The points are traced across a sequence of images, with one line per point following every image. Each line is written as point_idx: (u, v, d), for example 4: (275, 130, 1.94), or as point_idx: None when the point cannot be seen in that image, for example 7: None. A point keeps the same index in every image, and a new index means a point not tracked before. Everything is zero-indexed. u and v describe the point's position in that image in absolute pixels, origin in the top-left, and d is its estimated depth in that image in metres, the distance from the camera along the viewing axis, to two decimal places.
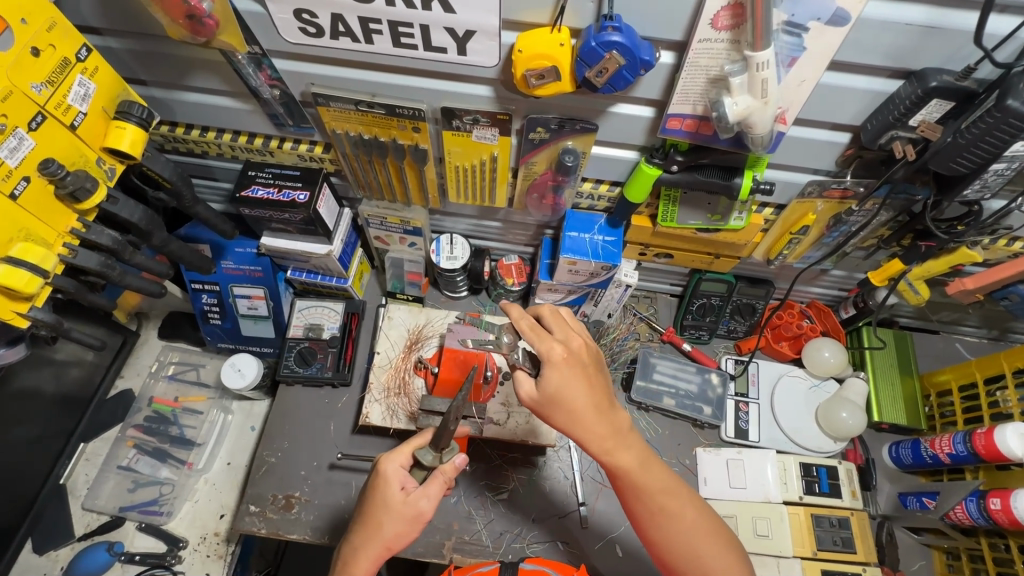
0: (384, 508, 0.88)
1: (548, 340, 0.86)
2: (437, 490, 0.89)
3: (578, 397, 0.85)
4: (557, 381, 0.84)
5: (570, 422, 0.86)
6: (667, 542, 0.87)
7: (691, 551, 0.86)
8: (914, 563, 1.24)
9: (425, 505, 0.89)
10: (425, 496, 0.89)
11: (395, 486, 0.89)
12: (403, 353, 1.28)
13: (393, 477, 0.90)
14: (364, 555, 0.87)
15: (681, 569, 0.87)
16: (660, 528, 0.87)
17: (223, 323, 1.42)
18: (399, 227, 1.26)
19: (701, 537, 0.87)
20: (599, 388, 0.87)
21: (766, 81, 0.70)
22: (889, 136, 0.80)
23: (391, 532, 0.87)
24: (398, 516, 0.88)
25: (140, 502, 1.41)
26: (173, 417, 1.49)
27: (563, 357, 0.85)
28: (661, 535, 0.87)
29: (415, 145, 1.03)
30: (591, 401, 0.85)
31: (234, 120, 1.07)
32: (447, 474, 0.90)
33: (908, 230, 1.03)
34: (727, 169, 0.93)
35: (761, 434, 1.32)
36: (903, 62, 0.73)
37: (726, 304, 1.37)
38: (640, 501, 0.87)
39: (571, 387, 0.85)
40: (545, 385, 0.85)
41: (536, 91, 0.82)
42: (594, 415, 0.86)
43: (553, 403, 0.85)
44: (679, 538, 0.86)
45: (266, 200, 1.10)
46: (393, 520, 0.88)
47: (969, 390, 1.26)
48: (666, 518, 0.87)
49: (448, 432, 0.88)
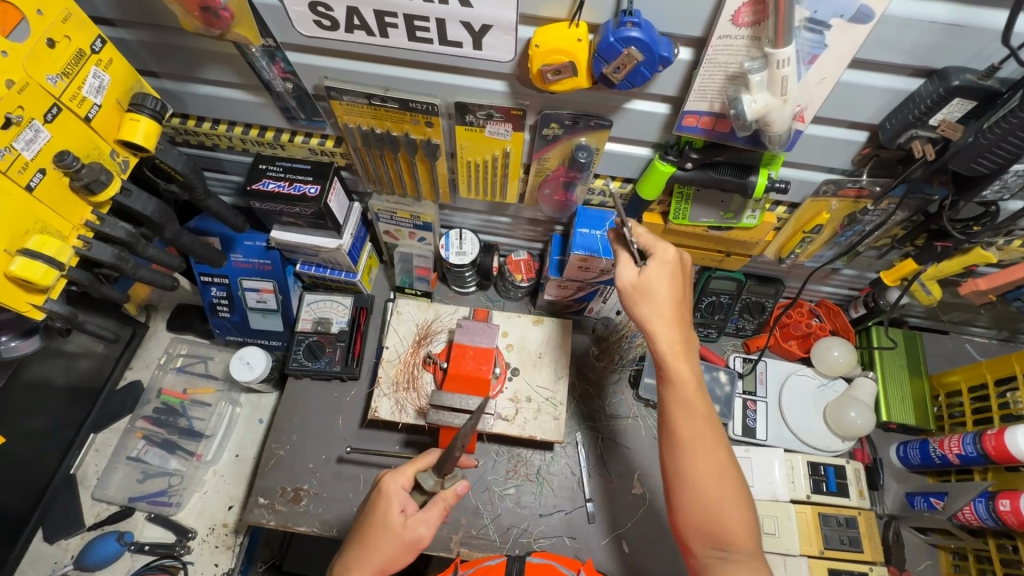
0: (382, 529, 0.88)
1: (663, 241, 0.92)
2: (436, 515, 0.91)
3: (663, 293, 0.88)
4: (654, 270, 0.89)
5: (648, 315, 0.89)
6: (691, 471, 0.84)
7: (714, 485, 0.83)
8: (920, 563, 1.25)
9: (423, 531, 0.89)
10: (424, 521, 0.90)
11: (395, 508, 0.90)
12: (412, 348, 1.28)
13: (393, 498, 0.91)
14: (359, 574, 0.87)
15: (695, 504, 0.84)
16: (689, 455, 0.84)
17: (231, 316, 1.43)
18: (409, 222, 1.26)
19: (724, 478, 0.84)
20: (685, 306, 0.90)
21: (786, 78, 0.70)
22: (908, 135, 0.79)
23: (386, 554, 0.87)
24: (394, 538, 0.87)
25: (149, 492, 1.42)
26: (182, 408, 1.50)
27: (673, 259, 0.91)
28: (685, 463, 0.84)
29: (427, 140, 1.03)
30: (671, 311, 0.89)
31: (245, 113, 1.07)
32: (447, 499, 0.91)
33: (923, 230, 1.02)
34: (742, 167, 0.92)
35: (768, 432, 1.32)
36: (925, 60, 0.72)
37: (735, 303, 1.36)
38: (687, 422, 0.86)
39: (663, 281, 0.89)
40: (648, 271, 0.90)
41: (551, 87, 0.81)
42: (668, 322, 0.88)
43: (645, 291, 0.89)
44: (706, 469, 0.84)
45: (278, 194, 1.10)
46: (390, 543, 0.87)
47: (978, 391, 1.25)
48: (702, 451, 0.84)
49: (453, 459, 0.86)
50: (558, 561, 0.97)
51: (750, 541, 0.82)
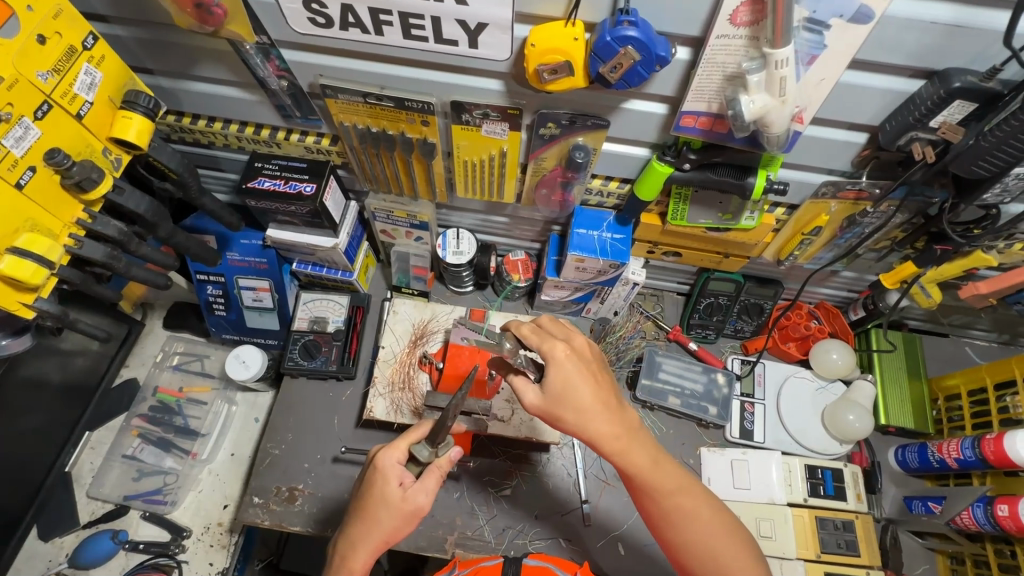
0: (382, 503, 0.87)
1: (550, 340, 0.87)
2: (433, 484, 0.89)
3: (584, 398, 0.84)
4: (561, 379, 0.84)
5: (578, 421, 0.84)
6: (683, 543, 0.86)
7: (707, 549, 0.85)
8: (918, 567, 1.24)
9: (422, 500, 0.88)
10: (422, 491, 0.88)
11: (393, 482, 0.88)
12: (407, 348, 1.28)
13: (390, 473, 0.88)
14: (362, 549, 0.87)
15: (702, 569, 0.86)
16: (676, 529, 0.86)
17: (227, 315, 1.43)
18: (405, 221, 1.25)
19: (713, 541, 0.85)
20: (604, 387, 0.86)
21: (785, 79, 0.69)
22: (908, 137, 0.78)
23: (388, 526, 0.87)
24: (394, 510, 0.87)
25: (144, 491, 1.42)
26: (178, 407, 1.50)
27: (567, 355, 0.85)
28: (675, 537, 0.87)
29: (423, 139, 1.02)
30: (596, 403, 0.84)
31: (240, 110, 1.06)
32: (443, 466, 0.90)
33: (923, 233, 1.01)
34: (740, 168, 0.91)
35: (766, 435, 1.32)
36: (926, 61, 0.71)
37: (734, 304, 1.35)
38: (657, 500, 0.86)
39: (576, 386, 0.84)
40: (551, 387, 0.84)
41: (548, 86, 0.80)
42: (597, 416, 0.84)
43: (560, 406, 0.84)
44: (695, 538, 0.86)
45: (273, 192, 1.09)
46: (390, 515, 0.87)
47: (978, 395, 1.25)
48: (684, 520, 0.86)
49: (448, 424, 0.88)
50: (553, 564, 0.96)
51: None
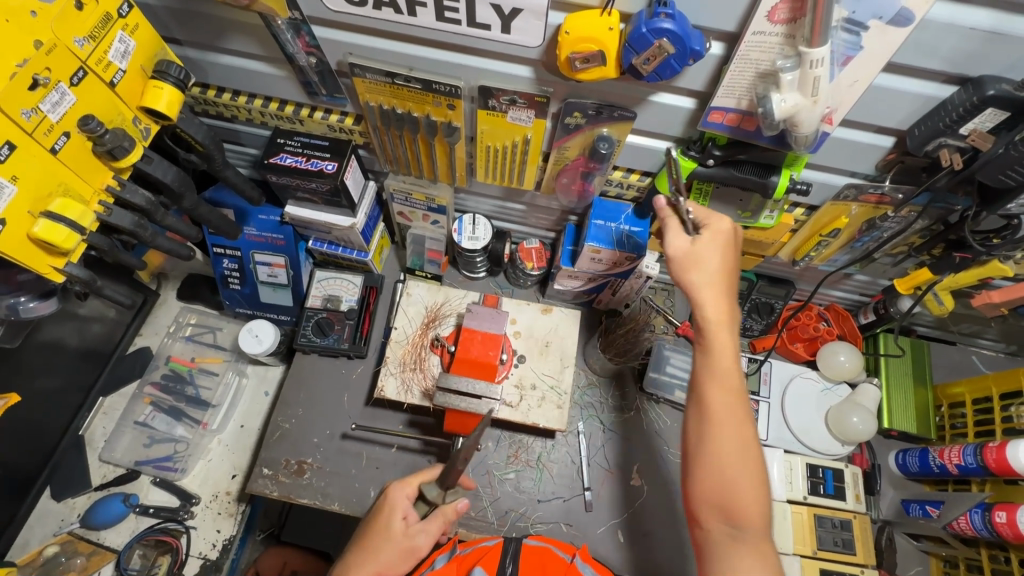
0: (384, 538, 0.94)
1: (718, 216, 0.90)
2: (436, 527, 0.97)
3: (703, 275, 0.86)
4: (710, 246, 0.88)
5: (695, 281, 0.86)
6: (719, 443, 0.82)
7: (740, 458, 0.81)
8: (911, 568, 1.27)
9: (422, 541, 0.95)
10: (423, 530, 0.95)
11: (397, 515, 0.97)
12: (420, 330, 1.28)
13: (398, 505, 0.98)
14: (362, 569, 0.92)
15: (722, 474, 0.81)
16: (717, 426, 0.82)
17: (242, 289, 1.44)
18: (423, 204, 1.26)
19: (738, 459, 0.81)
20: (733, 276, 0.89)
21: (818, 79, 0.69)
22: (937, 143, 0.78)
23: (385, 558, 0.92)
24: (396, 544, 0.93)
25: (155, 457, 1.45)
26: (189, 376, 1.52)
27: (725, 234, 0.89)
28: (711, 427, 0.83)
29: (448, 122, 1.02)
30: (722, 296, 0.86)
31: (267, 85, 1.06)
32: (446, 515, 0.97)
33: (941, 240, 1.01)
34: (764, 166, 0.91)
35: (768, 432, 1.33)
36: (960, 68, 0.71)
37: (744, 302, 1.36)
38: (715, 382, 0.84)
39: (710, 256, 0.87)
40: (700, 244, 0.88)
41: (578, 75, 0.80)
42: (713, 285, 0.86)
43: (699, 264, 0.87)
44: (732, 446, 0.82)
45: (294, 169, 1.11)
46: (391, 549, 0.93)
47: (983, 404, 1.26)
48: (725, 423, 0.82)
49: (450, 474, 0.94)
50: (551, 543, 1.01)
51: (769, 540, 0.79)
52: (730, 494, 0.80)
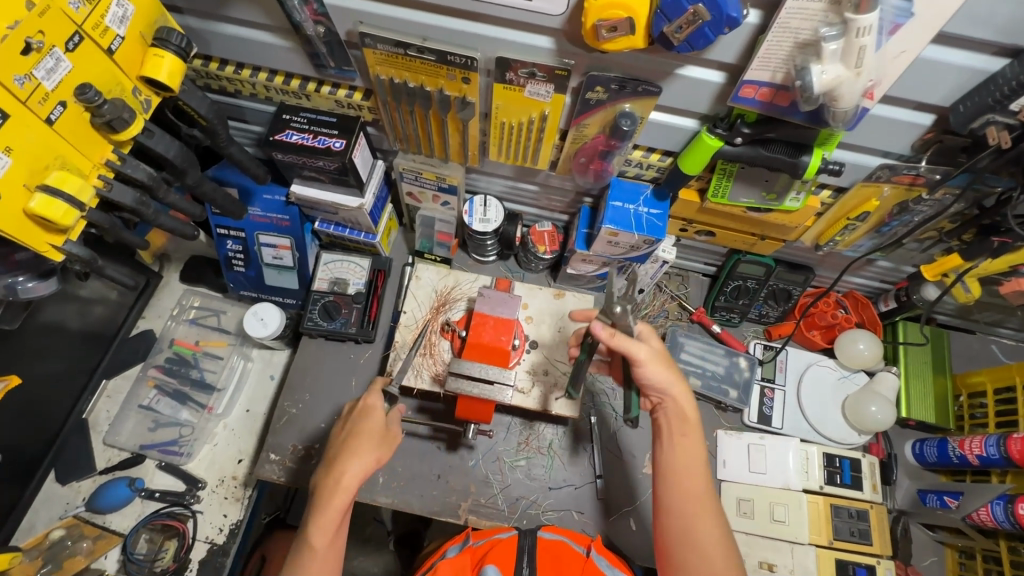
0: (368, 435, 1.03)
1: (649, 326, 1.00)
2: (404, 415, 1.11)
3: (664, 379, 0.92)
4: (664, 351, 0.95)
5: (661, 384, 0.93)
6: (705, 535, 0.86)
7: (720, 543, 0.86)
8: (926, 559, 1.25)
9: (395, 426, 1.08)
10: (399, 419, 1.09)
11: (379, 412, 1.07)
12: (430, 314, 1.25)
13: (377, 407, 1.08)
14: (354, 462, 0.98)
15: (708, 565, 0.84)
16: (701, 518, 0.87)
17: (246, 271, 1.41)
18: (434, 184, 1.22)
19: (721, 549, 0.85)
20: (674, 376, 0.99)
21: (864, 49, 0.65)
22: (984, 120, 0.74)
23: (377, 451, 1.01)
24: (377, 436, 1.03)
25: (160, 441, 1.43)
26: (194, 360, 1.49)
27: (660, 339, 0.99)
28: (693, 525, 0.87)
29: (462, 97, 0.97)
30: (681, 390, 0.93)
31: (272, 57, 1.01)
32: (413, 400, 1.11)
33: (975, 225, 0.97)
34: (795, 145, 0.87)
35: (784, 421, 1.31)
36: (1018, 38, 0.66)
37: (762, 288, 1.33)
38: (692, 477, 0.89)
39: (657, 368, 0.93)
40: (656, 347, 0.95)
41: (603, 45, 0.75)
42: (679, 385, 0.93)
43: (660, 362, 0.93)
44: (714, 537, 0.86)
45: (301, 146, 1.07)
46: (378, 443, 1.02)
47: (1005, 393, 1.23)
48: (704, 515, 0.87)
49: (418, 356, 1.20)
50: (566, 536, 0.99)
51: None
52: None
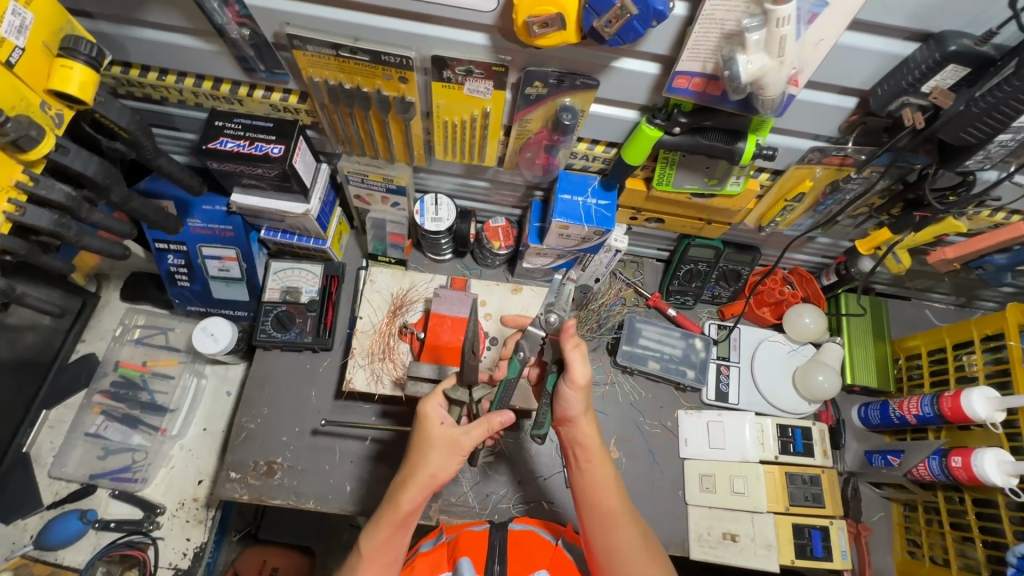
0: (429, 444, 0.88)
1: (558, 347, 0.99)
2: (481, 432, 0.89)
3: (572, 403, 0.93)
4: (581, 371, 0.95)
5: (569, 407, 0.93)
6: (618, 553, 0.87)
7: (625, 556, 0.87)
8: (874, 515, 1.34)
9: (469, 442, 0.88)
10: (466, 430, 0.88)
11: (436, 422, 0.90)
12: (387, 318, 1.24)
13: (432, 415, 0.90)
14: (412, 487, 0.86)
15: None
16: (612, 536, 0.88)
17: (192, 285, 1.35)
18: (381, 185, 1.19)
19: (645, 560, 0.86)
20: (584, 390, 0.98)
21: (784, 38, 0.67)
22: (900, 102, 0.78)
23: (437, 463, 0.87)
24: (441, 449, 0.87)
25: (112, 468, 1.36)
26: (142, 381, 1.43)
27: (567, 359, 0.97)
28: (614, 544, 0.87)
29: (401, 97, 0.95)
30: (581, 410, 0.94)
31: (196, 62, 0.96)
32: (495, 423, 0.89)
33: (900, 200, 1.02)
34: (730, 133, 0.89)
35: (740, 397, 1.37)
36: (924, 23, 0.70)
37: (712, 270, 1.37)
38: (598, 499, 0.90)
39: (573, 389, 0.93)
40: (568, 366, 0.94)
41: (537, 41, 0.75)
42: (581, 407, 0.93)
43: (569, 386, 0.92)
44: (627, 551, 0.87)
45: (237, 154, 1.03)
46: (439, 450, 0.87)
47: (938, 354, 1.31)
48: (621, 536, 0.88)
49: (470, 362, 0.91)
50: (536, 525, 1.01)
51: None
52: None
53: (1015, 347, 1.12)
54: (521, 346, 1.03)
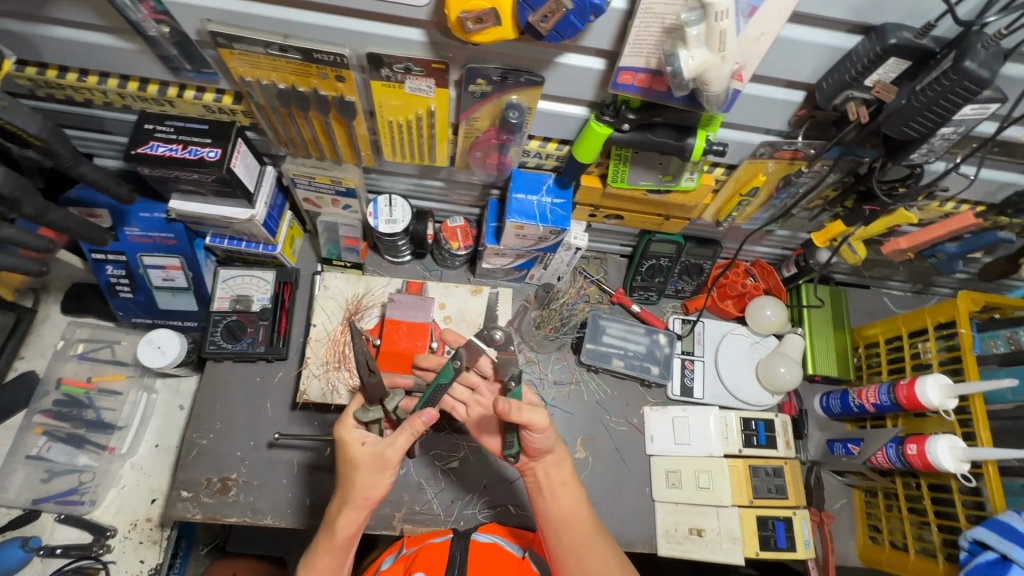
0: (354, 467, 0.87)
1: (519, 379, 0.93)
2: (404, 440, 0.86)
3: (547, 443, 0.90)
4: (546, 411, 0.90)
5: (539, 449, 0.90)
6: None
7: None
8: (836, 502, 1.36)
9: (394, 453, 0.86)
10: (390, 442, 0.86)
11: (356, 442, 0.88)
12: (342, 325, 1.19)
13: (352, 439, 0.88)
14: (347, 511, 0.86)
15: None
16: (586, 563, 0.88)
17: (135, 297, 1.29)
18: (330, 188, 1.14)
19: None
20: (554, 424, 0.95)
21: (725, 32, 0.65)
22: (844, 96, 0.77)
23: (366, 483, 0.86)
24: (369, 469, 0.86)
25: (57, 491, 1.30)
26: (88, 399, 1.35)
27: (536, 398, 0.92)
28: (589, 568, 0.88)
29: (340, 96, 0.91)
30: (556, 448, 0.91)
31: (117, 62, 0.90)
32: (416, 426, 0.86)
33: (852, 192, 1.02)
34: (680, 129, 0.87)
35: (705, 391, 1.37)
36: (864, 16, 0.69)
37: (674, 265, 1.35)
38: (570, 530, 0.90)
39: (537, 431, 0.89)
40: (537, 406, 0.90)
41: (473, 38, 0.71)
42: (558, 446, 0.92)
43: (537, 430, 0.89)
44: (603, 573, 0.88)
45: (169, 158, 0.97)
46: (366, 472, 0.86)
47: (894, 342, 1.32)
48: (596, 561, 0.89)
49: (370, 380, 0.90)
50: (501, 534, 0.98)
51: None
52: None
53: (965, 335, 1.13)
54: (456, 354, 0.91)
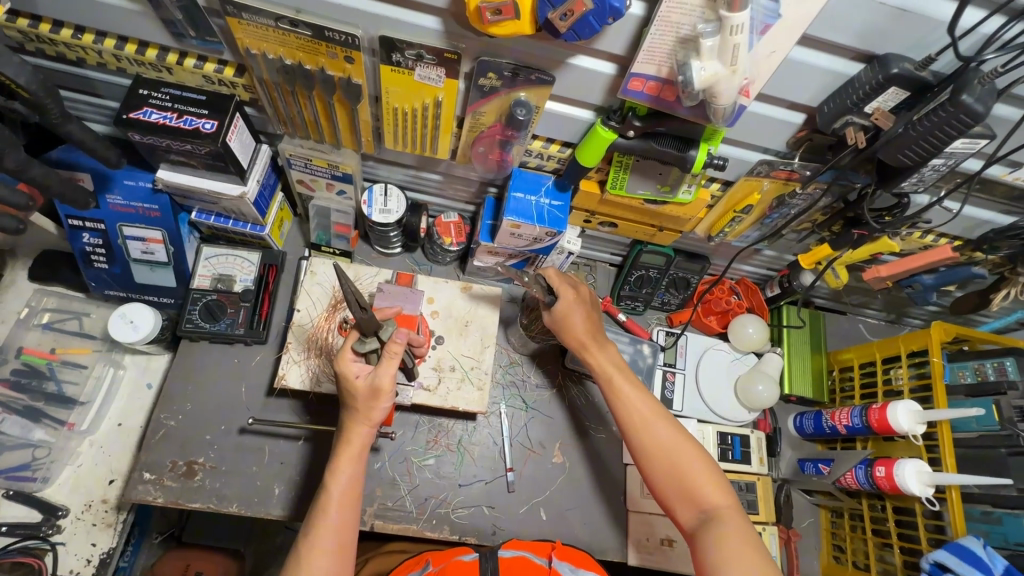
0: (354, 400, 0.92)
1: (564, 285, 1.09)
2: (394, 366, 0.90)
3: (579, 321, 1.09)
4: (566, 307, 1.08)
5: (573, 337, 1.10)
6: (653, 445, 0.98)
7: (659, 447, 0.98)
8: (804, 520, 1.39)
9: (385, 382, 0.90)
10: (381, 372, 0.89)
11: (352, 376, 0.91)
12: (326, 313, 1.16)
13: (349, 371, 0.92)
14: (358, 427, 0.94)
15: (663, 480, 0.97)
16: (643, 434, 0.99)
17: (110, 268, 1.23)
18: (326, 171, 1.13)
19: (682, 449, 0.97)
20: (597, 322, 1.11)
21: (737, 46, 0.67)
22: (844, 121, 0.79)
23: (367, 408, 0.92)
24: (366, 398, 0.91)
25: (7, 466, 1.22)
26: (49, 371, 1.29)
27: (574, 296, 1.09)
28: (650, 436, 0.99)
29: (347, 78, 0.90)
30: (586, 331, 1.09)
31: (117, 21, 0.87)
32: (395, 350, 0.89)
33: (841, 217, 1.05)
34: (683, 140, 0.89)
35: (684, 404, 1.37)
36: (868, 44, 0.71)
37: (663, 277, 1.37)
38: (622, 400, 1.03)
39: (576, 315, 1.09)
40: (562, 308, 1.09)
41: (490, 30, 0.71)
42: (589, 330, 1.09)
43: (570, 317, 1.09)
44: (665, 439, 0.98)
45: (163, 126, 0.94)
46: (363, 401, 0.92)
47: (868, 367, 1.36)
48: (653, 428, 0.99)
49: (363, 317, 0.87)
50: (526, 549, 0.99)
51: (731, 502, 0.93)
52: (688, 485, 0.94)
53: (935, 363, 1.18)
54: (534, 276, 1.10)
